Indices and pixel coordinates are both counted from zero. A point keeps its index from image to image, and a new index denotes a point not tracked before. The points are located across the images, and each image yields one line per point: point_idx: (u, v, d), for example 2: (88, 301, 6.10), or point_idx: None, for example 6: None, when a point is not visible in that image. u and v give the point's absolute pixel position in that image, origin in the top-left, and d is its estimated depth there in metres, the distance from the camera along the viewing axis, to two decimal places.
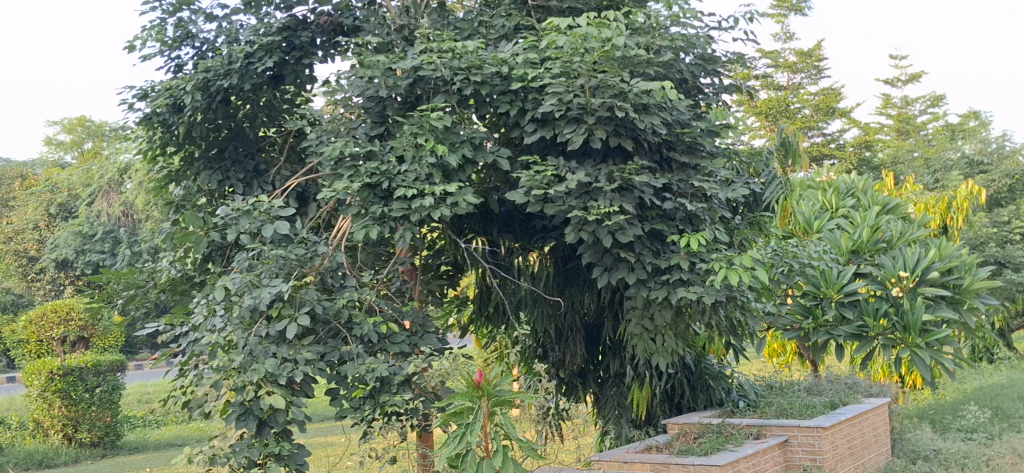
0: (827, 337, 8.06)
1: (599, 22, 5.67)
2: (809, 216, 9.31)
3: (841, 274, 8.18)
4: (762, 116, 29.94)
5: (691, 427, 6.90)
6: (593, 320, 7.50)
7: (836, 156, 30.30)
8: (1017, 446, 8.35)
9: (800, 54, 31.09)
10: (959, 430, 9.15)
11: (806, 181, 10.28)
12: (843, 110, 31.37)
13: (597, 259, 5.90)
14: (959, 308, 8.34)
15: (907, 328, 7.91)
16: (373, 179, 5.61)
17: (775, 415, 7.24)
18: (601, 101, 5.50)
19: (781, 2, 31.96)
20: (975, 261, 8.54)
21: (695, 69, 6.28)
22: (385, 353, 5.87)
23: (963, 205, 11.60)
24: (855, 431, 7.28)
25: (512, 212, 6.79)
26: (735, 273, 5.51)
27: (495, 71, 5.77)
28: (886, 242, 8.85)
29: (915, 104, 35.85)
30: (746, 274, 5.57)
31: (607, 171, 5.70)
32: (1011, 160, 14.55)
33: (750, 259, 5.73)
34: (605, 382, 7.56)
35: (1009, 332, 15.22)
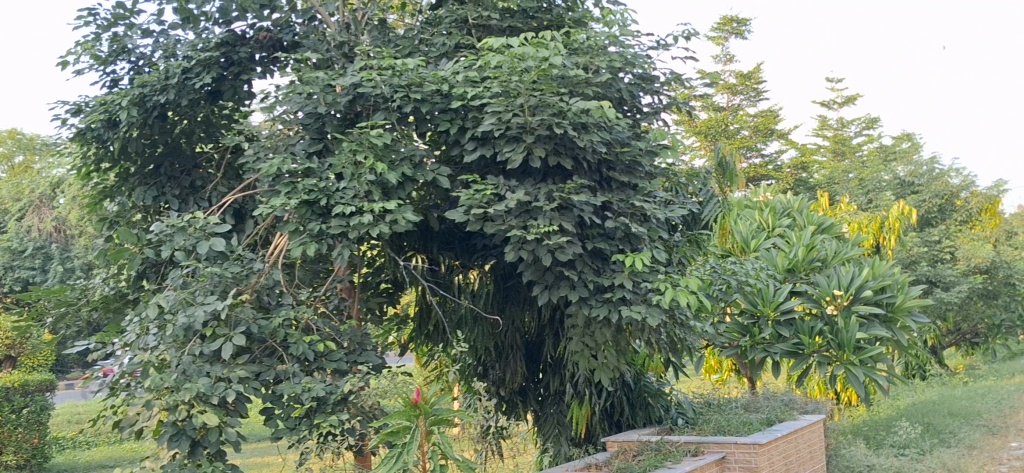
0: (765, 356, 8.20)
1: (538, 42, 5.70)
2: (746, 235, 9.43)
3: (778, 293, 8.28)
4: (702, 137, 30.37)
5: (631, 445, 6.93)
6: (534, 338, 7.49)
7: (774, 176, 30.84)
8: (948, 461, 8.54)
9: (740, 76, 31.58)
10: (892, 446, 9.33)
11: (743, 201, 10.42)
12: (781, 131, 31.94)
13: (538, 276, 5.85)
14: (892, 326, 8.52)
15: (841, 346, 8.06)
16: (311, 196, 5.53)
17: (713, 432, 7.30)
18: (541, 120, 5.52)
19: (721, 24, 32.47)
20: (907, 280, 8.72)
21: (635, 89, 6.32)
22: (322, 371, 5.80)
23: (895, 225, 11.92)
24: (791, 447, 7.36)
25: (453, 230, 6.76)
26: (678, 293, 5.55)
27: (435, 89, 5.76)
28: (821, 261, 8.98)
29: (850, 126, 36.61)
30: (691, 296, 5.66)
31: (547, 190, 5.71)
32: (941, 182, 14.95)
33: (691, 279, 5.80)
34: (546, 401, 7.55)
35: (940, 349, 15.57)
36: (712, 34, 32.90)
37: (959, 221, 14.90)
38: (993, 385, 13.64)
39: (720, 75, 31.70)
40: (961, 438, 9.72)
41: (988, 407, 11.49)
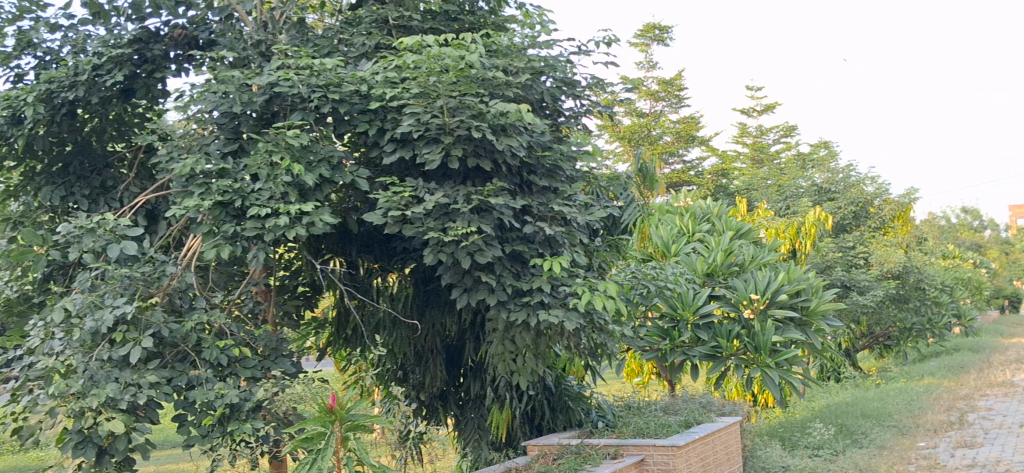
0: (683, 358, 8.30)
1: (457, 43, 5.68)
2: (667, 239, 9.47)
3: (697, 297, 8.39)
4: (624, 142, 30.69)
5: (551, 449, 6.92)
6: (454, 342, 7.42)
7: (695, 182, 31.35)
8: (859, 461, 8.76)
9: (662, 82, 31.96)
10: (806, 447, 9.52)
11: (663, 206, 10.53)
12: (702, 137, 32.44)
13: (456, 280, 5.81)
14: (806, 329, 8.69)
15: (758, 349, 8.19)
16: (226, 197, 5.42)
17: (632, 435, 7.34)
18: (459, 122, 5.48)
19: (644, 31, 32.87)
20: (821, 284, 8.90)
21: (556, 93, 6.32)
22: (236, 377, 5.66)
23: (811, 230, 12.18)
24: (709, 449, 7.44)
25: (372, 233, 6.65)
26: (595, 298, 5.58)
27: (353, 89, 5.67)
28: (739, 265, 9.10)
29: (769, 134, 37.35)
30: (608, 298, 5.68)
31: (465, 192, 5.67)
32: (857, 190, 15.33)
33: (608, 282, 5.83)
34: (466, 405, 7.49)
35: (854, 352, 15.96)
36: (635, 41, 33.29)
37: (872, 228, 15.29)
38: (903, 386, 14.05)
39: (643, 82, 32.05)
40: (872, 439, 9.97)
41: (898, 408, 11.83)
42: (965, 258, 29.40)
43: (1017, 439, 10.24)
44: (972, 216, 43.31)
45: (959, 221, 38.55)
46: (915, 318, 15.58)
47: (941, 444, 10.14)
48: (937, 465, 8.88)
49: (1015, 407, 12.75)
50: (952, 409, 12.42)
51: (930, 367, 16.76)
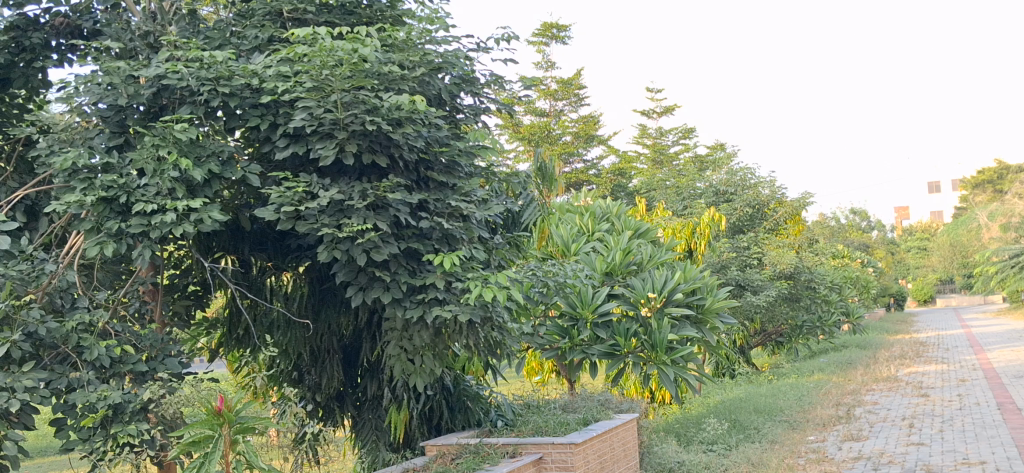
0: (583, 357, 8.33)
1: (352, 37, 5.59)
2: (566, 238, 9.50)
3: (596, 296, 8.44)
4: (525, 142, 30.90)
5: (449, 449, 6.87)
6: (351, 342, 7.31)
7: (595, 182, 31.76)
8: (751, 456, 8.96)
9: (561, 82, 32.19)
10: (701, 442, 9.70)
11: (564, 205, 10.58)
12: (602, 137, 32.82)
13: (351, 278, 5.73)
14: (702, 327, 8.83)
15: (655, 346, 8.30)
16: (109, 193, 5.19)
17: (531, 433, 7.34)
18: (354, 116, 5.40)
19: (543, 31, 33.08)
20: (716, 283, 9.07)
21: (454, 89, 6.27)
22: (119, 378, 5.42)
23: (705, 231, 12.42)
24: (606, 446, 7.50)
25: (265, 230, 6.48)
26: (488, 290, 5.55)
27: (245, 82, 5.51)
28: (637, 264, 9.17)
29: (668, 135, 38.01)
30: (502, 293, 5.64)
31: (361, 188, 5.57)
32: (752, 192, 15.66)
33: (501, 277, 5.76)
34: (363, 405, 7.38)
35: (747, 349, 16.37)
36: (535, 41, 33.49)
37: (766, 229, 15.69)
38: (794, 382, 14.47)
39: (543, 81, 32.25)
40: (764, 433, 10.23)
41: (789, 403, 12.17)
42: (854, 257, 30.50)
43: (899, 432, 10.63)
44: (860, 217, 44.90)
45: (848, 221, 39.96)
46: (806, 316, 16.05)
47: (829, 438, 10.46)
48: (825, 458, 9.15)
49: (898, 400, 13.27)
50: (840, 403, 12.83)
51: (820, 363, 17.30)
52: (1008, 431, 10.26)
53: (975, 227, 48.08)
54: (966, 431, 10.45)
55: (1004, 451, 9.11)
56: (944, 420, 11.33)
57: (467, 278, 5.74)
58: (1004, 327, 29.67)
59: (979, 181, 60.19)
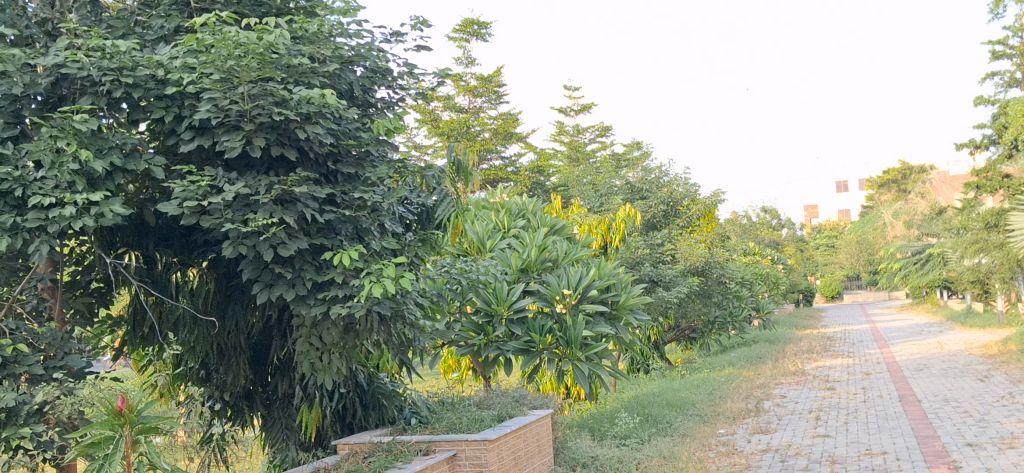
0: (498, 353, 8.33)
1: (261, 28, 5.49)
2: (482, 234, 9.49)
3: (511, 292, 8.43)
4: (443, 138, 30.87)
5: (361, 447, 6.81)
6: (260, 339, 7.15)
7: (512, 179, 31.90)
8: (663, 450, 9.09)
9: (481, 79, 32.18)
10: (614, 436, 9.78)
11: (479, 202, 10.55)
12: (520, 135, 32.99)
13: (255, 274, 5.62)
14: (616, 323, 8.83)
15: (569, 343, 8.30)
16: (4, 186, 4.92)
17: (444, 430, 7.30)
18: (261, 109, 5.29)
19: (464, 27, 33.05)
20: (630, 279, 9.11)
21: (367, 81, 6.19)
22: (14, 379, 5.19)
23: (621, 227, 12.53)
24: (519, 442, 7.48)
25: (170, 225, 6.29)
26: (379, 285, 5.42)
27: (149, 73, 5.34)
28: (553, 261, 9.21)
29: (586, 133, 38.34)
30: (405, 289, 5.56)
31: (267, 181, 5.48)
32: (666, 188, 15.84)
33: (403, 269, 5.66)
34: (273, 404, 7.26)
35: (661, 344, 16.64)
36: (456, 36, 33.45)
37: (680, 226, 15.93)
38: (705, 376, 14.76)
39: (462, 77, 32.23)
40: (676, 427, 10.39)
41: (700, 397, 12.41)
42: (765, 254, 31.22)
43: (805, 424, 10.91)
44: (773, 216, 45.91)
45: (760, 219, 40.88)
46: (718, 312, 16.36)
47: (739, 431, 10.68)
48: (734, 451, 9.33)
49: (805, 393, 13.63)
50: (749, 397, 13.13)
51: (731, 358, 17.67)
52: (909, 422, 10.61)
53: (880, 225, 49.66)
54: (870, 423, 10.78)
55: (905, 441, 9.41)
56: (848, 412, 11.66)
57: (365, 272, 5.60)
58: (905, 322, 30.75)
59: (884, 181, 62.17)
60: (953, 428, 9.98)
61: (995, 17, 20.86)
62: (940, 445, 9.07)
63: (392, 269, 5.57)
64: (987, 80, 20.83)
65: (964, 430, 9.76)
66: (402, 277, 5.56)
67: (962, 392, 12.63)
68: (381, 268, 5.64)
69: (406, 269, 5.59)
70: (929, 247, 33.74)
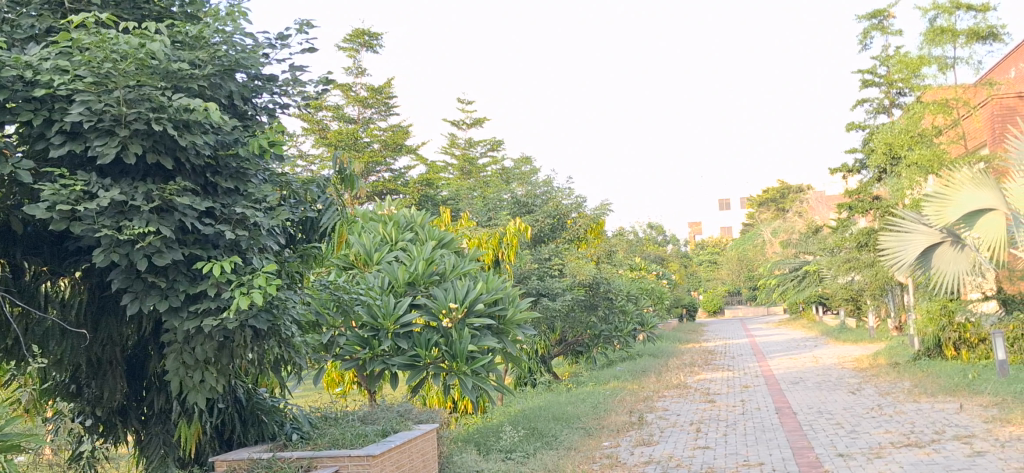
0: (383, 367, 8.17)
1: (140, 32, 5.38)
2: (369, 246, 9.36)
3: (398, 306, 8.30)
4: (330, 147, 30.47)
5: (241, 464, 6.65)
6: (136, 352, 6.87)
7: (403, 191, 31.72)
8: (548, 463, 9.17)
9: (371, 89, 32.00)
10: (500, 450, 9.78)
11: (367, 214, 10.44)
12: (410, 147, 32.88)
13: (127, 284, 5.41)
14: (503, 337, 8.77)
15: (455, 357, 8.22)
16: None
17: (327, 446, 7.15)
18: (137, 114, 5.14)
19: (354, 37, 32.76)
20: (517, 293, 9.05)
21: (248, 90, 6.02)
22: None
23: (512, 241, 12.67)
24: (404, 457, 7.38)
25: (41, 234, 5.92)
26: (247, 298, 5.31)
27: (17, 73, 5.01)
28: (439, 275, 9.11)
29: (477, 147, 38.50)
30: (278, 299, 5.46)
31: (145, 190, 5.33)
32: (552, 202, 15.96)
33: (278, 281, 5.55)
34: (150, 420, 6.94)
35: (548, 358, 16.78)
36: (346, 46, 33.14)
37: (566, 239, 16.13)
38: (590, 390, 14.95)
39: (351, 87, 31.97)
40: (561, 440, 10.46)
41: (586, 411, 12.54)
42: (650, 270, 31.89)
43: (687, 436, 11.16)
44: (658, 231, 46.89)
45: (646, 235, 41.73)
46: (604, 326, 16.60)
47: (622, 443, 10.83)
48: (617, 463, 9.46)
49: (686, 406, 13.92)
50: (633, 409, 13.34)
51: (616, 371, 17.95)
52: (784, 434, 10.94)
53: (760, 242, 51.41)
54: (747, 435, 11.08)
55: (780, 452, 9.70)
56: (728, 424, 11.96)
57: (237, 284, 5.49)
58: (783, 337, 31.82)
59: (764, 200, 64.38)
60: (826, 439, 10.33)
61: (864, 48, 21.85)
62: (813, 455, 9.39)
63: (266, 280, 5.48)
64: (857, 106, 21.77)
65: (836, 441, 10.13)
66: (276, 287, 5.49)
67: (835, 404, 13.12)
68: (254, 278, 5.55)
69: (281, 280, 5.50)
70: (805, 264, 35.06)
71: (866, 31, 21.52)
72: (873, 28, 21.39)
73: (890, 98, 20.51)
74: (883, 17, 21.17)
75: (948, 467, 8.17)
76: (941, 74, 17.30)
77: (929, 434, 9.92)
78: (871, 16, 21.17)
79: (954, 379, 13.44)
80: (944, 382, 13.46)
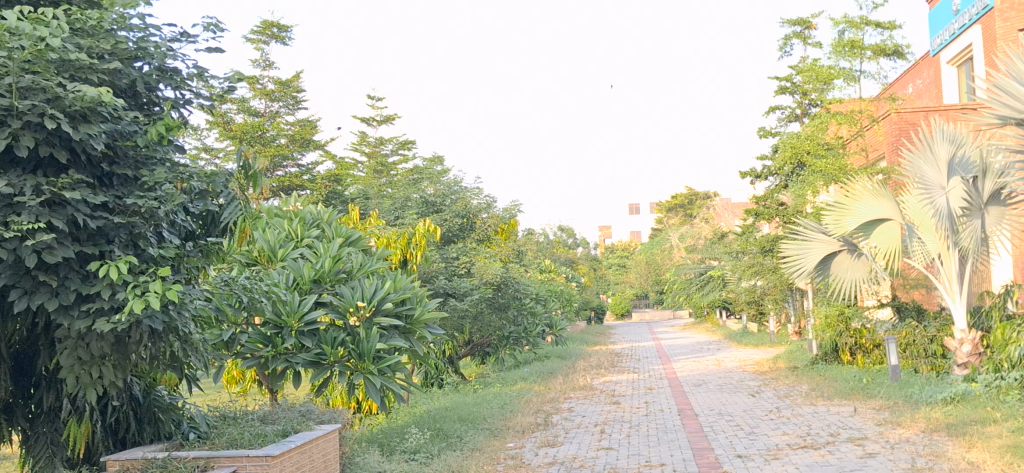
0: (286, 366, 8.05)
1: (35, 19, 5.15)
2: (273, 243, 9.20)
3: (303, 303, 8.13)
4: (236, 141, 29.93)
5: (134, 464, 6.44)
6: (23, 348, 6.58)
7: (309, 187, 31.30)
8: (453, 464, 9.14)
9: (278, 83, 31.57)
10: (404, 452, 9.67)
11: (271, 210, 10.24)
12: (318, 142, 32.45)
13: (14, 281, 5.20)
14: (410, 337, 8.66)
15: (361, 356, 8.09)
16: None
17: (225, 446, 6.97)
18: (30, 105, 4.92)
19: (262, 28, 32.19)
20: (426, 293, 8.95)
21: (151, 81, 5.79)
22: None
23: (420, 242, 12.56)
24: (304, 458, 7.22)
25: None
26: (143, 303, 5.11)
27: None
28: (346, 273, 8.95)
29: (388, 145, 38.26)
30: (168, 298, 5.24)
31: (34, 183, 5.10)
32: (462, 202, 15.93)
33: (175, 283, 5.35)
34: (37, 419, 6.69)
35: (456, 358, 16.73)
36: (253, 37, 32.55)
37: (476, 240, 16.13)
38: (497, 391, 14.93)
39: (258, 79, 31.45)
40: (465, 441, 10.43)
41: (491, 412, 12.52)
42: (560, 272, 32.13)
43: (591, 437, 11.24)
44: (568, 234, 47.27)
45: (555, 237, 42.03)
46: (512, 328, 16.65)
47: (527, 444, 10.85)
48: (522, 464, 9.49)
49: (591, 408, 14.04)
50: (539, 411, 13.40)
51: (523, 373, 18.01)
52: (685, 435, 11.12)
53: (669, 248, 52.35)
54: (650, 436, 11.22)
55: (682, 453, 9.86)
56: (631, 425, 12.11)
57: (132, 285, 5.30)
58: (688, 340, 32.39)
59: (672, 206, 65.49)
60: (726, 441, 10.52)
61: (782, 55, 22.37)
62: (713, 457, 9.55)
63: (163, 284, 5.32)
64: (769, 113, 22.28)
65: (736, 443, 10.33)
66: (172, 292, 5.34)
67: (735, 407, 13.39)
68: (151, 280, 5.38)
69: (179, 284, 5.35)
70: (710, 270, 35.78)
71: (787, 37, 22.02)
72: (794, 35, 21.91)
73: (802, 108, 21.07)
74: (805, 27, 21.73)
75: (841, 469, 8.41)
76: (847, 86, 17.91)
77: (825, 436, 10.19)
78: (795, 23, 21.69)
79: (850, 383, 13.86)
80: (840, 386, 13.87)
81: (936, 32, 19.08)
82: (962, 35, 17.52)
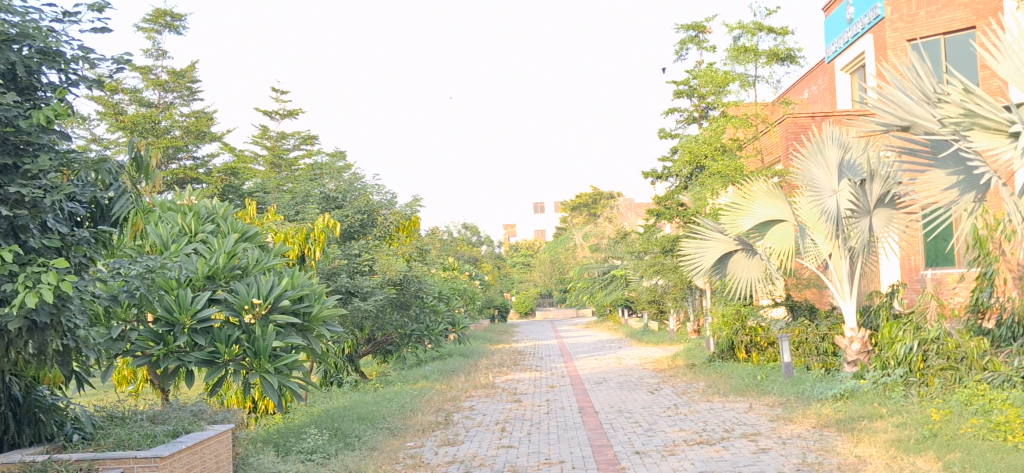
0: (178, 364, 7.76)
1: None
2: (165, 237, 8.86)
3: (196, 300, 7.86)
4: (126, 131, 28.99)
5: (10, 467, 6.16)
6: None
7: (204, 180, 30.53)
8: (350, 465, 9.00)
9: (172, 73, 30.68)
10: (299, 452, 9.45)
11: (162, 204, 9.89)
12: (214, 135, 31.66)
13: None
14: (308, 335, 8.45)
15: (257, 354, 7.86)
16: None
17: (110, 448, 6.69)
18: None
19: (155, 17, 31.25)
20: (325, 290, 8.74)
21: (32, 62, 5.50)
22: None
23: (319, 237, 12.33)
24: (194, 459, 6.98)
25: None
26: (33, 295, 4.86)
27: None
28: (242, 269, 8.67)
29: (289, 139, 37.61)
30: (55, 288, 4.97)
31: None
32: (363, 198, 15.72)
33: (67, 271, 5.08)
34: None
35: (356, 356, 16.50)
36: (146, 26, 31.57)
37: (377, 236, 15.97)
38: (398, 390, 14.81)
39: (151, 69, 30.52)
40: (364, 441, 10.27)
41: (392, 411, 12.40)
42: (462, 270, 32.08)
43: (491, 435, 11.23)
44: (472, 232, 47.26)
45: (459, 236, 41.98)
46: (414, 326, 16.54)
47: (427, 443, 10.77)
48: (420, 463, 9.41)
49: (493, 406, 14.01)
50: (439, 409, 13.32)
51: (425, 370, 17.91)
52: (585, 432, 11.21)
53: (572, 247, 52.87)
54: (550, 434, 11.27)
55: (581, 450, 9.93)
56: (532, 423, 12.12)
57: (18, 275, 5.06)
58: (591, 338, 32.68)
59: (576, 205, 66.09)
60: (624, 437, 10.64)
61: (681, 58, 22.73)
62: (612, 453, 9.64)
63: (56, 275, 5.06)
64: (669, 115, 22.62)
65: (634, 439, 10.45)
66: (68, 283, 5.08)
67: (634, 404, 13.58)
68: (42, 271, 5.12)
69: (73, 275, 5.11)
70: (612, 269, 36.24)
71: (684, 41, 22.37)
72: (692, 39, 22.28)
73: (700, 111, 21.46)
74: (703, 31, 22.13)
75: (734, 464, 8.56)
76: (742, 90, 18.31)
77: (719, 432, 10.39)
78: (694, 27, 22.06)
79: (745, 380, 14.18)
80: (735, 383, 14.18)
81: (830, 39, 19.66)
82: (855, 43, 18.09)
